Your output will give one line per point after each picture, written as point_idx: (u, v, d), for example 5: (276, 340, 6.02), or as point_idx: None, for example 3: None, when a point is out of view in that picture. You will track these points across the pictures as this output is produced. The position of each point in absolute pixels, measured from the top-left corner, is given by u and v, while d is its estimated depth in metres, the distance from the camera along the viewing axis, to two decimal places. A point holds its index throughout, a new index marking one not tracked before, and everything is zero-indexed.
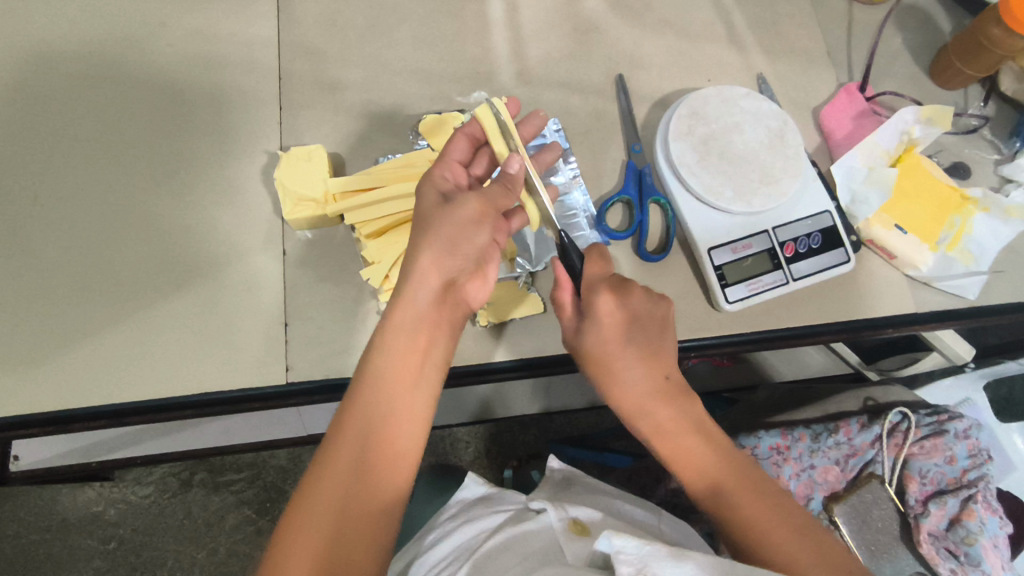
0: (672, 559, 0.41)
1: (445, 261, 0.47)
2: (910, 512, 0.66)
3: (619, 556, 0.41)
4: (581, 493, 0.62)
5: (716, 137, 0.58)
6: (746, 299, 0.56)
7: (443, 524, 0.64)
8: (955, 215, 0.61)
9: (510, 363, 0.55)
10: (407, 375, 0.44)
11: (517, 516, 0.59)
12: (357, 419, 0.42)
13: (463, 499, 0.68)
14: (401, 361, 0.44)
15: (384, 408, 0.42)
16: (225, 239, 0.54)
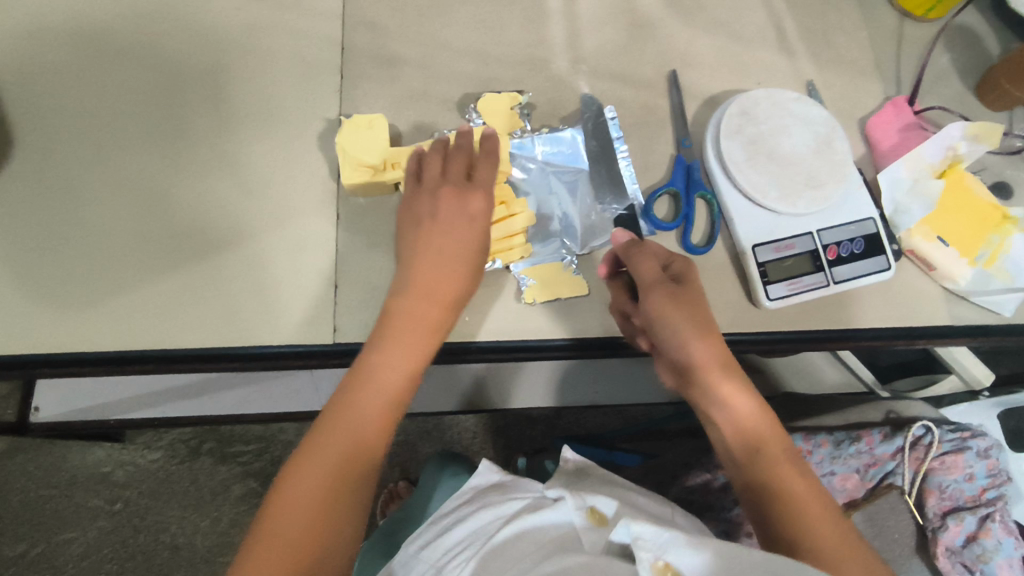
0: (691, 548, 0.41)
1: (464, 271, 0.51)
2: (928, 525, 0.68)
3: (637, 542, 0.42)
4: (597, 484, 0.61)
5: (765, 138, 0.59)
6: (786, 298, 0.57)
7: (457, 509, 0.63)
8: (994, 233, 0.61)
9: (566, 342, 0.55)
10: (390, 365, 0.48)
11: (535, 504, 0.58)
12: (313, 462, 0.45)
13: (474, 486, 0.66)
14: (373, 379, 0.48)
15: (366, 404, 0.47)
16: (280, 200, 0.55)
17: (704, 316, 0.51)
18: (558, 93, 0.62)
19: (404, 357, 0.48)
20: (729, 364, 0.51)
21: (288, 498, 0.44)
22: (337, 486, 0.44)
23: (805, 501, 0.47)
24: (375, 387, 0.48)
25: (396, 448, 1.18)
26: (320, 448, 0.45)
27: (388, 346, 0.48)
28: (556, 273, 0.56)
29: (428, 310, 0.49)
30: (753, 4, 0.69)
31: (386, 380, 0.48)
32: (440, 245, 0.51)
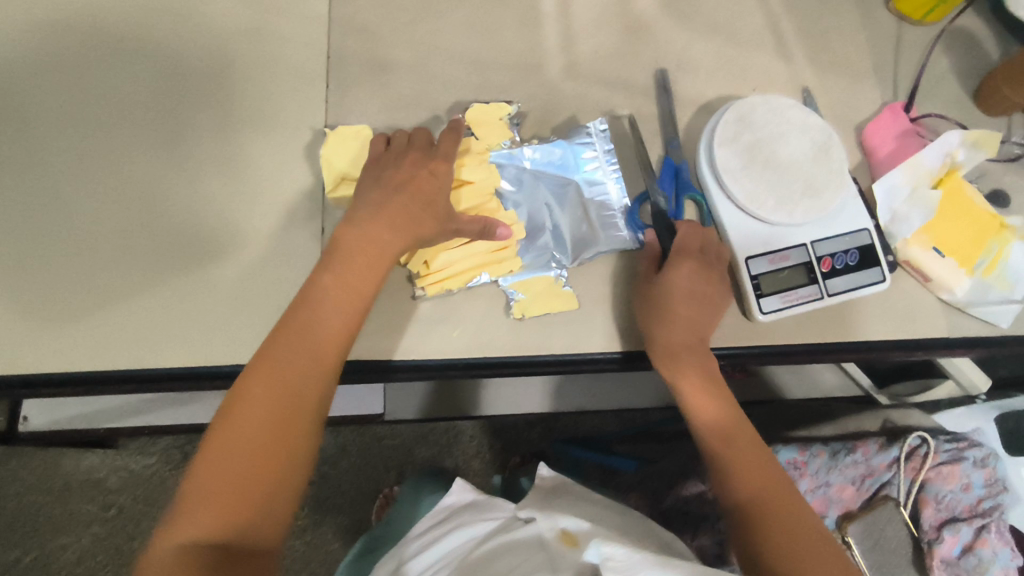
0: (659, 565, 0.41)
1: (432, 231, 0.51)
2: (923, 537, 0.67)
3: (606, 563, 0.42)
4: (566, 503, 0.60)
5: (760, 146, 0.58)
6: (780, 310, 0.56)
7: (429, 530, 0.63)
8: (993, 241, 0.60)
9: (551, 357, 0.54)
10: (343, 300, 0.48)
11: (508, 524, 0.58)
12: (257, 393, 0.44)
13: (449, 505, 0.66)
14: (323, 314, 0.47)
15: (315, 340, 0.46)
16: (267, 212, 0.54)
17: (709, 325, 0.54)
18: (551, 101, 0.61)
19: (342, 293, 0.48)
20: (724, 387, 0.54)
21: (224, 434, 0.43)
22: (277, 420, 0.44)
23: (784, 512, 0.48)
24: (319, 323, 0.47)
25: (391, 452, 1.17)
26: (258, 380, 0.45)
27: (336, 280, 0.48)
28: (545, 286, 0.55)
29: (373, 248, 0.50)
30: (749, 7, 0.67)
31: (324, 331, 0.47)
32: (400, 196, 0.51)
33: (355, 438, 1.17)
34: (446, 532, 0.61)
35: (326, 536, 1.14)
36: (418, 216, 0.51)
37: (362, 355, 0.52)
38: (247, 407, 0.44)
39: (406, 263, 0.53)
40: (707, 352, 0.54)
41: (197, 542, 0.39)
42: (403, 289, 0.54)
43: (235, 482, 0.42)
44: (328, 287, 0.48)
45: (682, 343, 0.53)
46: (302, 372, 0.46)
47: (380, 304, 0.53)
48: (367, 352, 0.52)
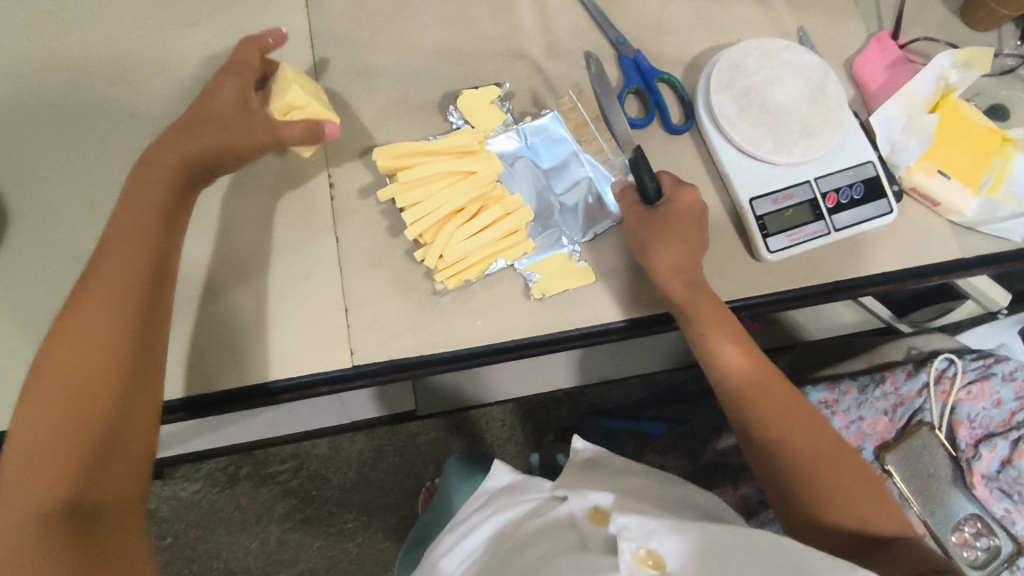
0: (671, 532, 0.47)
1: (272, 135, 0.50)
2: (961, 456, 0.67)
3: (621, 533, 0.47)
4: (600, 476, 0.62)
5: (756, 90, 0.58)
6: (787, 249, 0.56)
7: (471, 516, 0.65)
8: (996, 157, 0.60)
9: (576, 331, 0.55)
10: (140, 233, 0.45)
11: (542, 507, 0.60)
12: (71, 336, 0.41)
13: (489, 490, 0.67)
14: (120, 250, 0.44)
15: (110, 269, 0.43)
16: (277, 232, 0.54)
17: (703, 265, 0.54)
18: (539, 81, 0.61)
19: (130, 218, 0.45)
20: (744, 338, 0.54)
21: (45, 382, 0.40)
22: (83, 365, 0.41)
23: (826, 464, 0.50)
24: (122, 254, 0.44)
25: (428, 446, 1.18)
26: (74, 315, 0.42)
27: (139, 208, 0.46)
28: (559, 264, 0.56)
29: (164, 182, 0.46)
30: None
31: (115, 260, 0.44)
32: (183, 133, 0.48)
33: (390, 439, 1.18)
34: (488, 517, 0.63)
35: (377, 536, 1.18)
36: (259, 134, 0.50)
37: (392, 355, 0.53)
38: (57, 364, 0.41)
39: (423, 261, 0.53)
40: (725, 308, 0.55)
41: (42, 509, 0.37)
42: (422, 286, 0.54)
43: (48, 445, 0.39)
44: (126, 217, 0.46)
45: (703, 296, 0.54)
46: (112, 311, 0.42)
47: (402, 304, 0.54)
48: (396, 352, 0.53)
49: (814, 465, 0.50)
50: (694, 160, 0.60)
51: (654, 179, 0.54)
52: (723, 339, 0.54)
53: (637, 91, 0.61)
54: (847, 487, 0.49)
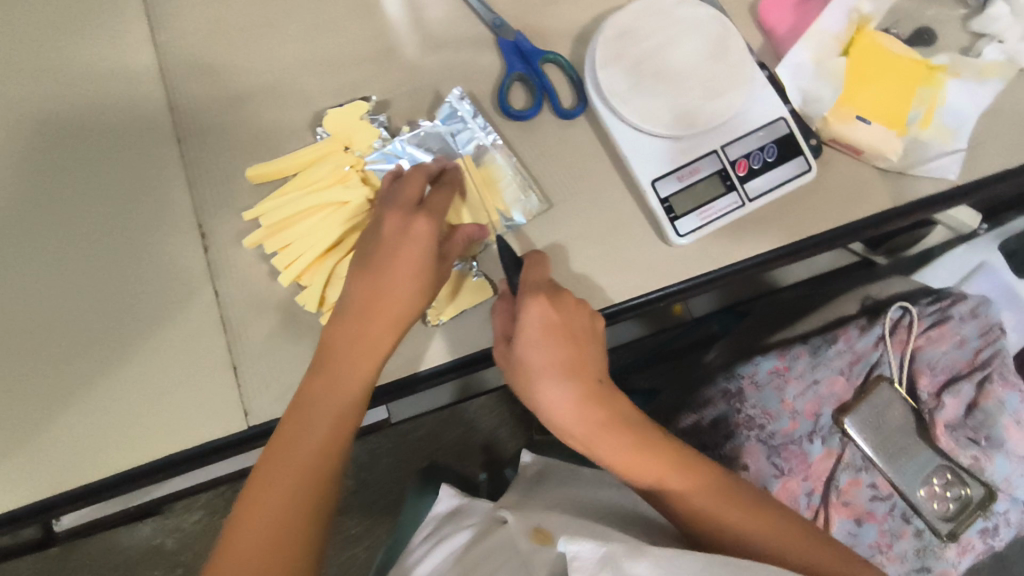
0: (628, 558, 0.40)
1: (417, 256, 0.47)
2: (925, 408, 0.64)
3: (574, 563, 0.41)
4: (551, 491, 0.62)
5: (649, 57, 0.53)
6: (699, 229, 0.52)
7: (418, 546, 0.63)
8: (925, 88, 0.55)
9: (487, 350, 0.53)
10: (390, 317, 0.47)
11: (487, 528, 0.60)
12: (277, 449, 0.45)
13: (437, 515, 0.69)
14: (367, 340, 0.47)
15: (351, 371, 0.46)
16: (157, 294, 0.52)
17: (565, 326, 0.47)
18: (415, 84, 0.56)
19: (378, 321, 0.47)
20: (595, 396, 0.47)
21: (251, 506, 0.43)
22: (291, 473, 0.44)
23: (705, 492, 0.48)
24: (362, 347, 0.47)
25: (421, 443, 1.17)
26: (296, 424, 0.45)
27: (392, 294, 0.47)
28: (454, 280, 0.53)
29: None
30: None
31: (365, 350, 0.47)
32: (381, 268, 0.47)
33: (381, 441, 1.17)
34: (433, 545, 0.61)
35: (379, 536, 1.17)
36: (411, 256, 0.47)
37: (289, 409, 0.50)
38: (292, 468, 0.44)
39: (304, 305, 0.50)
40: (583, 354, 0.48)
41: None
42: (312, 331, 0.51)
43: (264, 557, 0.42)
44: (374, 314, 0.47)
45: (534, 365, 0.47)
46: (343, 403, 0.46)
47: (293, 352, 0.51)
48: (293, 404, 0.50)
49: (701, 506, 0.48)
50: (592, 146, 0.55)
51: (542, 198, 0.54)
52: (576, 415, 0.47)
53: (522, 77, 0.56)
54: (745, 510, 0.48)
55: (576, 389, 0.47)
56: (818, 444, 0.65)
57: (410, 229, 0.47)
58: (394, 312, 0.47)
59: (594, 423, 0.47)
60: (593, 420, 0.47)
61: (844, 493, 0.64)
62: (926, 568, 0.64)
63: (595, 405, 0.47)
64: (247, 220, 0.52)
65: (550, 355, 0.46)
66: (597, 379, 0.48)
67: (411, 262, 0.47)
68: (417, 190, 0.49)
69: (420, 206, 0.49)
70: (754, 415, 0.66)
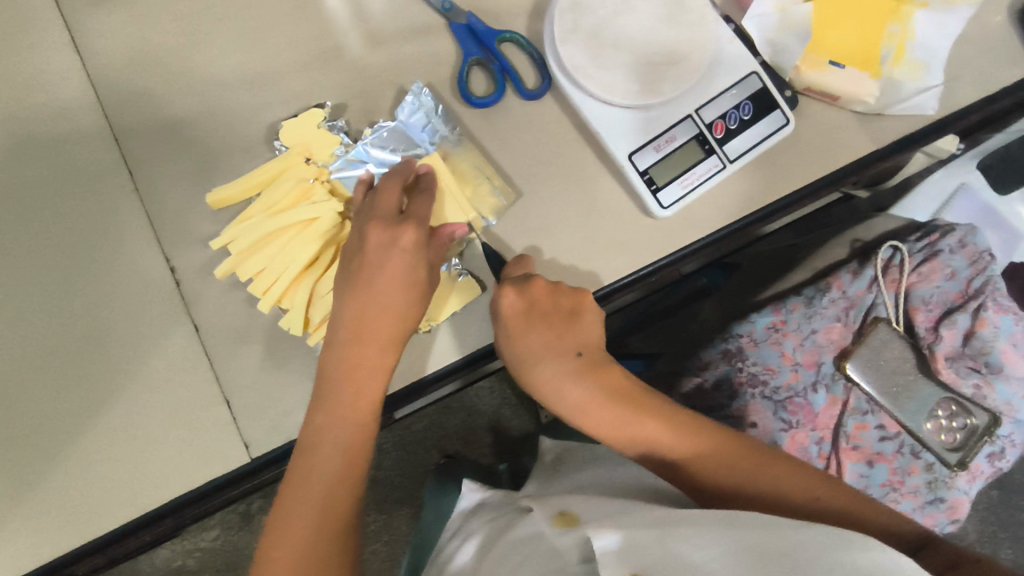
0: (660, 542, 0.39)
1: (405, 273, 0.47)
2: (923, 343, 0.65)
3: (601, 556, 0.40)
4: (572, 477, 0.61)
5: (608, 26, 0.51)
6: (682, 198, 0.51)
7: (448, 542, 0.61)
8: (894, 24, 0.54)
9: (477, 352, 0.51)
10: (383, 336, 0.46)
11: (513, 520, 0.56)
12: (291, 497, 0.44)
13: (463, 510, 0.66)
14: (361, 367, 0.45)
15: (351, 402, 0.45)
16: (133, 335, 0.49)
17: (545, 308, 0.49)
18: (370, 82, 0.54)
19: (371, 344, 0.46)
20: (580, 371, 0.50)
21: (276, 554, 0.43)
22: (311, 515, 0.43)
23: (718, 457, 0.49)
24: (359, 374, 0.45)
25: (426, 433, 1.17)
26: (303, 469, 0.44)
27: (381, 312, 0.46)
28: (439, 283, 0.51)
29: None
30: None
31: (361, 378, 0.45)
32: (368, 287, 0.46)
33: (389, 437, 1.16)
34: (461, 542, 0.58)
35: (401, 528, 1.16)
36: (399, 273, 0.47)
37: (289, 435, 0.49)
38: (308, 510, 0.43)
39: (289, 329, 0.49)
40: (563, 330, 0.50)
41: None
42: (302, 354, 0.50)
43: None
44: (366, 336, 0.46)
45: (523, 347, 0.49)
46: (348, 435, 0.45)
47: (285, 378, 0.49)
48: (293, 429, 0.49)
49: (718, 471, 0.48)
50: (560, 125, 0.53)
51: (506, 193, 0.52)
52: (567, 390, 0.49)
53: (479, 62, 0.54)
54: (763, 465, 0.49)
55: (556, 362, 0.50)
56: (822, 393, 0.65)
57: (393, 247, 0.47)
58: (388, 328, 0.46)
59: (580, 401, 0.50)
60: (581, 399, 0.50)
61: (852, 438, 0.65)
62: (938, 499, 0.65)
63: (583, 381, 0.50)
64: (215, 248, 0.50)
65: (533, 339, 0.49)
66: (577, 353, 0.50)
67: (399, 280, 0.47)
68: (393, 203, 0.47)
69: (400, 218, 0.47)
70: (756, 372, 0.65)
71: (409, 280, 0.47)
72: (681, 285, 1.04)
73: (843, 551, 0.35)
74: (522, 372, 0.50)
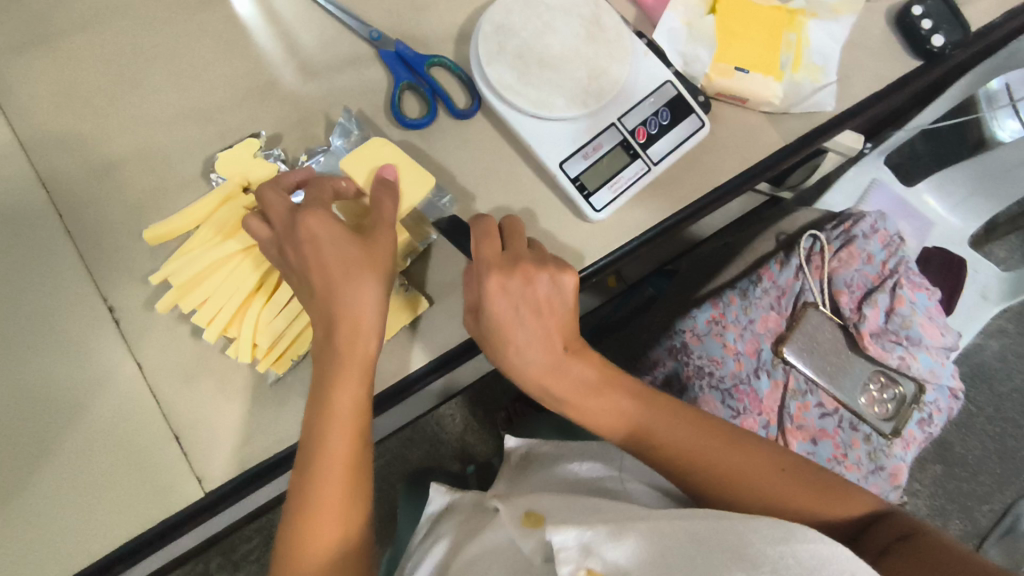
0: (613, 537, 0.40)
1: (351, 243, 0.44)
2: (849, 323, 0.69)
3: (561, 553, 0.40)
4: (536, 477, 0.61)
5: (531, 46, 0.54)
6: (613, 201, 0.54)
7: (415, 550, 0.61)
8: (789, 31, 0.59)
9: (429, 365, 0.52)
10: (354, 372, 0.44)
11: (479, 525, 0.56)
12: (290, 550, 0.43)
13: (431, 515, 0.64)
14: (336, 411, 0.43)
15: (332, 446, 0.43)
16: (73, 379, 0.48)
17: (529, 296, 0.47)
18: (305, 111, 0.55)
19: (345, 383, 0.44)
20: (564, 365, 0.49)
21: None
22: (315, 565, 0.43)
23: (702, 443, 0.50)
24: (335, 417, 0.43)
25: (390, 464, 1.15)
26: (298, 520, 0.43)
27: (347, 347, 0.43)
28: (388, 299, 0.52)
29: None
30: None
31: (338, 420, 0.43)
32: (325, 295, 0.43)
33: None
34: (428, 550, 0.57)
35: None
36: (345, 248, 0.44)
37: (243, 466, 0.47)
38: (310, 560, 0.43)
39: (237, 357, 0.48)
40: (549, 319, 0.48)
41: None
42: (251, 382, 0.49)
43: None
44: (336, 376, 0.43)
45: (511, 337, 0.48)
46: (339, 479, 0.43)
47: (236, 409, 0.48)
48: (248, 460, 0.48)
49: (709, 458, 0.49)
50: (494, 141, 0.56)
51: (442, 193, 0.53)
52: (553, 386, 0.49)
53: (411, 86, 0.56)
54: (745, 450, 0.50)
55: (544, 352, 0.49)
56: (764, 378, 0.68)
57: (332, 221, 0.44)
58: (358, 361, 0.44)
59: (566, 396, 0.50)
60: (567, 394, 0.50)
61: (796, 418, 0.68)
62: (880, 468, 0.69)
63: (565, 374, 0.49)
64: (155, 284, 0.50)
65: (519, 335, 0.48)
66: (562, 346, 0.49)
67: (346, 252, 0.43)
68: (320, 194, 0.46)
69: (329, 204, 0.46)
70: (702, 365, 0.68)
71: (356, 250, 0.44)
72: (630, 293, 1.08)
73: (785, 541, 0.36)
74: (509, 365, 0.49)
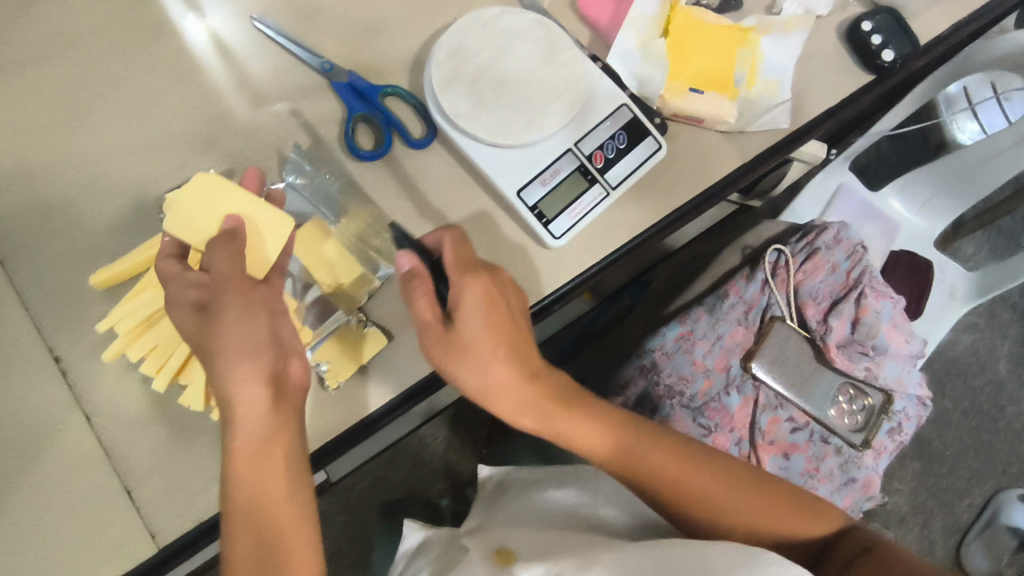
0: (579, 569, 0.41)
1: (193, 322, 0.44)
2: (816, 335, 0.69)
3: None
4: (511, 506, 0.60)
5: (484, 72, 0.53)
6: (572, 227, 0.53)
7: None
8: (743, 49, 0.59)
9: (390, 401, 0.51)
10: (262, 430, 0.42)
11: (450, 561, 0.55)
12: None
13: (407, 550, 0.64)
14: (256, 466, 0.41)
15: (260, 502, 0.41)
16: (17, 433, 0.46)
17: (498, 301, 0.45)
18: (256, 145, 0.54)
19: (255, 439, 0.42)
20: (534, 373, 0.46)
21: None
22: None
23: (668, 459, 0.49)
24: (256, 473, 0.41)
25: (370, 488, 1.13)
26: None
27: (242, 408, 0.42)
28: (345, 336, 0.51)
29: None
30: None
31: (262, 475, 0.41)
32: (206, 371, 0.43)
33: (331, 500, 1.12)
34: None
35: None
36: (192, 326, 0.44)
37: (198, 517, 0.46)
38: None
39: (189, 405, 0.47)
40: (518, 329, 0.46)
41: None
42: (205, 429, 0.48)
43: None
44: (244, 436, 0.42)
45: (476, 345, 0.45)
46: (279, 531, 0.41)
47: (190, 457, 0.47)
48: (204, 510, 0.46)
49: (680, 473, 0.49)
50: (451, 170, 0.55)
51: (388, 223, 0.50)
52: (521, 395, 0.46)
53: (365, 117, 0.55)
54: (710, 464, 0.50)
55: (511, 364, 0.45)
56: (734, 395, 0.68)
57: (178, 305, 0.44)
58: (261, 419, 0.42)
59: (536, 405, 0.46)
60: (536, 403, 0.46)
61: (767, 433, 0.68)
62: (852, 479, 0.70)
63: (534, 384, 0.46)
64: (102, 331, 0.48)
65: (486, 345, 0.45)
66: (532, 355, 0.47)
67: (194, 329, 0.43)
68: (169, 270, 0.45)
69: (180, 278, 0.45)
70: (672, 383, 0.68)
71: (200, 326, 0.43)
72: (606, 305, 1.07)
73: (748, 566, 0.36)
74: (471, 378, 0.45)
